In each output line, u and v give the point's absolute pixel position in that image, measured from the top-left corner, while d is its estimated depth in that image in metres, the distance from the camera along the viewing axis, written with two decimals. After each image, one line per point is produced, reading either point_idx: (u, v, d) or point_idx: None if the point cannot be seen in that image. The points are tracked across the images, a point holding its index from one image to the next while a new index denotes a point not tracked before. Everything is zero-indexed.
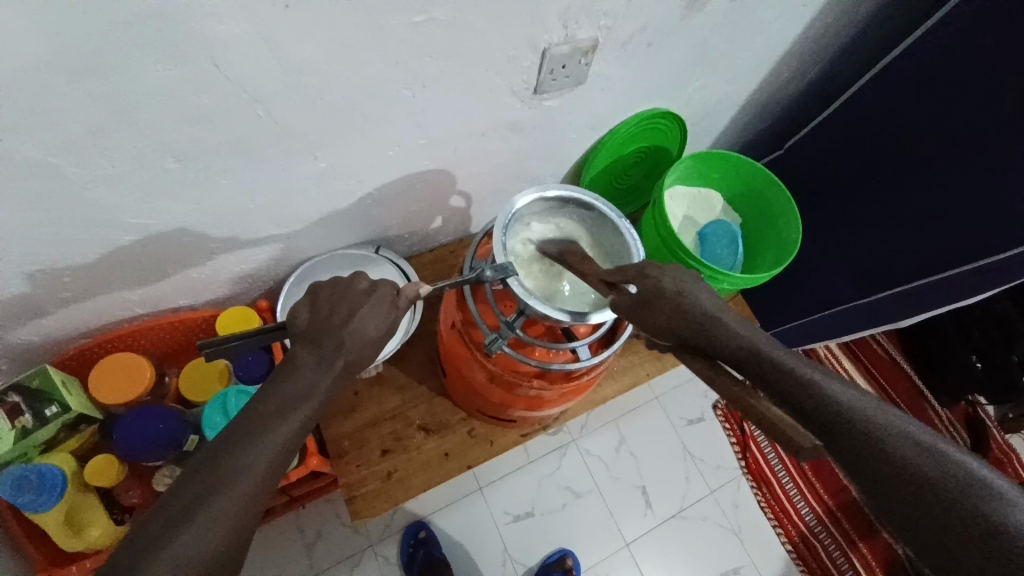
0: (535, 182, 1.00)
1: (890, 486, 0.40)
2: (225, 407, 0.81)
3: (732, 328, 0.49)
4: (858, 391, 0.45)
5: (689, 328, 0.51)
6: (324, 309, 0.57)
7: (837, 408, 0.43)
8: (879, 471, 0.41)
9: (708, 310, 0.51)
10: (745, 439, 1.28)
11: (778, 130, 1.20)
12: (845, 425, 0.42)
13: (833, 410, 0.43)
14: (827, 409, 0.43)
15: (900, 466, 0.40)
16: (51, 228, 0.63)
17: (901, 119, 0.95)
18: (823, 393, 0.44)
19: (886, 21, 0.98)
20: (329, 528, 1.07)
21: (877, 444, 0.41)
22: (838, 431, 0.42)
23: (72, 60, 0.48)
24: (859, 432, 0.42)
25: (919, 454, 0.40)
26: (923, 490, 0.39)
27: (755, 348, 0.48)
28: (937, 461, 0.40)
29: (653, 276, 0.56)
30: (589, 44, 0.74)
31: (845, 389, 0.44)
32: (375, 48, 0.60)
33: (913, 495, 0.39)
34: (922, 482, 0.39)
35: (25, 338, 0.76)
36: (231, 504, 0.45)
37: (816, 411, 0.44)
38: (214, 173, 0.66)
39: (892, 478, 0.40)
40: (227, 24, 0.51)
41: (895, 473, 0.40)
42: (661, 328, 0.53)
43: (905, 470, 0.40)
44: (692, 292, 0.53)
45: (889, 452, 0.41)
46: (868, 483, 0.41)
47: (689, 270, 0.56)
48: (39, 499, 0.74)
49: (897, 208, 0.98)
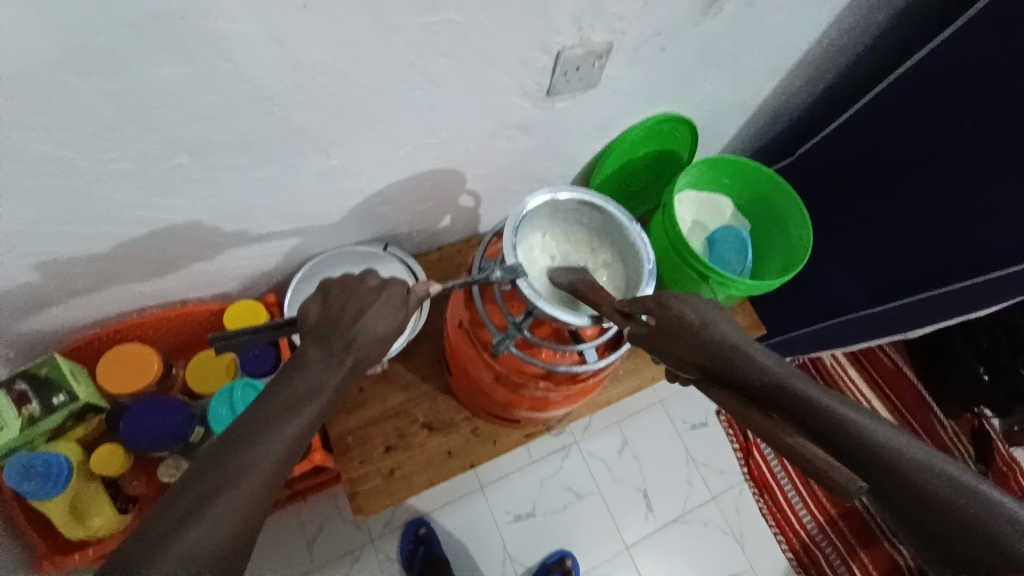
0: (544, 183, 0.99)
1: (923, 514, 0.44)
2: (231, 401, 0.81)
3: (760, 361, 0.50)
4: (877, 421, 0.47)
5: (717, 361, 0.51)
6: (334, 304, 0.57)
7: (867, 441, 0.45)
8: (916, 501, 0.44)
9: (733, 344, 0.51)
10: (748, 446, 1.28)
11: (789, 135, 1.19)
12: (876, 457, 0.45)
13: (865, 444, 0.45)
14: (859, 444, 0.45)
15: (932, 495, 0.44)
16: (60, 222, 0.63)
17: (914, 129, 0.94)
18: (851, 426, 0.46)
19: (901, 28, 0.97)
20: (331, 524, 1.07)
21: (909, 476, 0.44)
22: (871, 466, 0.45)
23: (78, 58, 0.48)
24: (892, 466, 0.45)
25: (943, 482, 0.44)
26: (955, 518, 0.43)
27: (781, 381, 0.49)
28: (957, 486, 0.44)
29: (674, 308, 0.55)
30: (603, 47, 0.74)
31: (864, 418, 0.47)
32: (385, 47, 0.60)
33: (945, 520, 0.43)
34: (951, 510, 0.43)
35: (32, 329, 0.76)
36: (238, 502, 0.45)
37: (850, 447, 0.46)
38: (221, 169, 0.66)
39: (923, 507, 0.44)
40: (237, 22, 0.51)
41: (924, 501, 0.44)
42: (684, 356, 0.53)
43: (934, 500, 0.43)
44: (716, 323, 0.53)
45: (921, 483, 0.44)
46: (898, 508, 0.45)
47: (700, 296, 0.57)
48: (43, 487, 0.74)
49: (908, 217, 0.97)
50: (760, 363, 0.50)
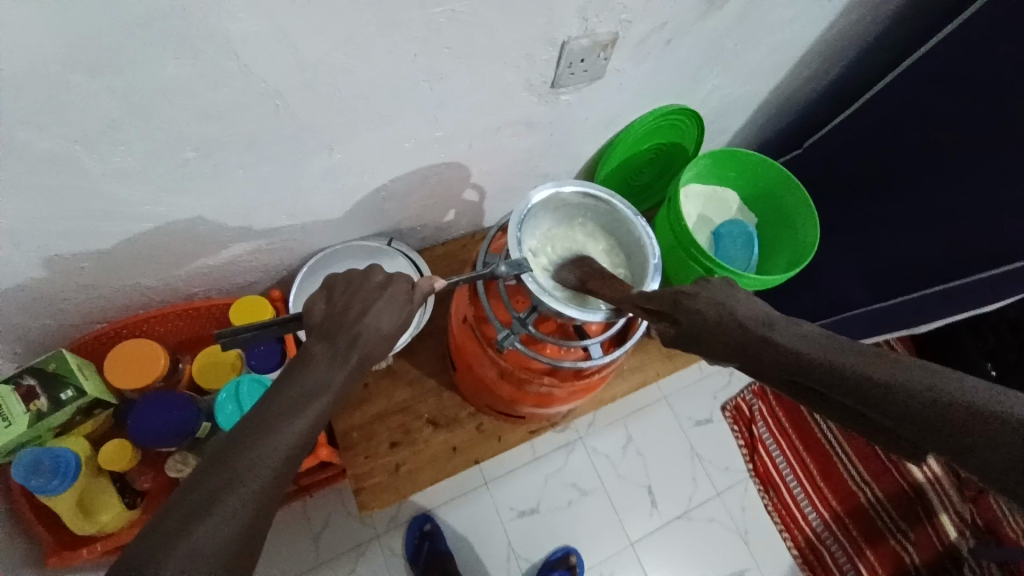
0: (548, 178, 0.99)
1: (954, 443, 0.39)
2: (237, 397, 0.81)
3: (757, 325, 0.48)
4: (886, 358, 0.43)
5: (718, 336, 0.50)
6: (340, 301, 0.58)
7: (868, 381, 0.42)
8: (940, 435, 0.39)
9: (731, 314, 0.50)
10: (754, 443, 1.28)
11: (794, 130, 1.19)
12: (888, 396, 0.41)
13: (869, 386, 0.42)
14: (866, 388, 0.42)
15: (953, 423, 0.39)
16: (67, 218, 0.63)
17: (922, 123, 0.94)
18: (854, 371, 0.43)
19: (908, 21, 0.96)
20: (336, 518, 1.07)
21: (925, 409, 0.40)
22: (883, 404, 0.41)
23: (84, 54, 0.48)
24: (907, 406, 0.41)
25: (967, 406, 0.39)
26: (987, 441, 0.38)
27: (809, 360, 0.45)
28: (986, 410, 0.38)
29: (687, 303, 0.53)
30: (609, 38, 0.73)
31: (867, 358, 0.44)
32: (390, 42, 0.60)
33: (979, 446, 0.38)
34: (984, 436, 0.38)
35: (40, 324, 0.77)
36: (247, 498, 0.46)
37: (856, 392, 0.43)
38: (227, 165, 0.66)
39: (951, 435, 0.39)
40: (243, 18, 0.51)
41: (950, 430, 0.39)
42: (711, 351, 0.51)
43: (961, 426, 0.39)
44: (725, 302, 0.51)
45: (939, 413, 0.39)
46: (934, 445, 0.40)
47: (720, 284, 0.53)
48: (51, 483, 0.74)
49: (914, 212, 0.96)
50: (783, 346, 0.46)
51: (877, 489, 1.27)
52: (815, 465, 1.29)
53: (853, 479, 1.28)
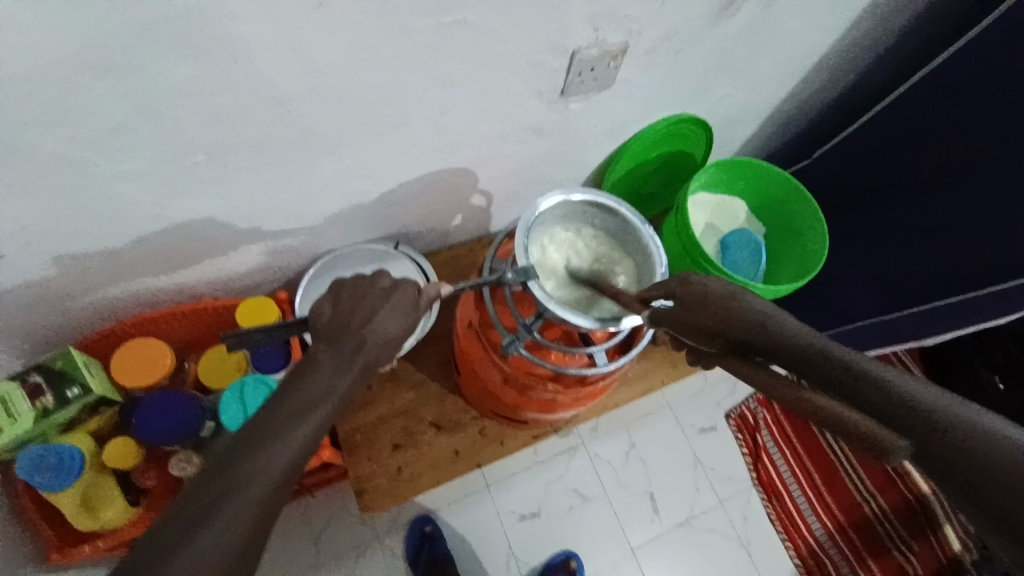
0: (557, 184, 0.99)
1: (969, 475, 0.38)
2: (242, 398, 0.81)
3: (782, 321, 0.49)
4: (912, 384, 0.42)
5: (744, 329, 0.50)
6: (347, 306, 0.57)
7: (902, 398, 0.41)
8: (944, 456, 0.38)
9: (762, 308, 0.50)
10: (757, 451, 1.27)
11: (805, 139, 1.18)
12: (906, 407, 0.40)
13: (883, 393, 0.41)
14: (879, 395, 0.41)
15: (972, 450, 0.38)
16: (77, 217, 0.63)
17: (934, 135, 0.93)
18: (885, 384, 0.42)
19: (920, 36, 0.96)
20: (338, 519, 1.08)
21: (935, 427, 0.39)
22: (898, 413, 0.40)
23: (98, 58, 0.48)
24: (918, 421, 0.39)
25: (990, 438, 0.38)
26: (1002, 478, 0.37)
27: (799, 340, 0.47)
28: (1003, 441, 0.38)
29: (697, 283, 0.57)
30: (618, 48, 0.73)
31: (901, 379, 0.42)
32: (402, 48, 0.60)
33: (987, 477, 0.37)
34: (997, 470, 0.37)
35: (49, 322, 0.77)
36: (250, 505, 0.46)
37: (882, 404, 0.41)
38: (237, 168, 0.66)
39: (973, 472, 0.38)
40: (254, 24, 0.51)
41: (961, 456, 0.38)
42: (710, 330, 0.53)
43: (984, 458, 0.38)
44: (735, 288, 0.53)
45: (963, 444, 0.38)
46: (942, 474, 0.39)
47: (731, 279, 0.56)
48: (56, 480, 0.75)
49: (924, 227, 0.96)
50: (783, 325, 0.48)
51: (882, 501, 1.25)
52: (820, 475, 1.28)
53: (857, 489, 1.27)
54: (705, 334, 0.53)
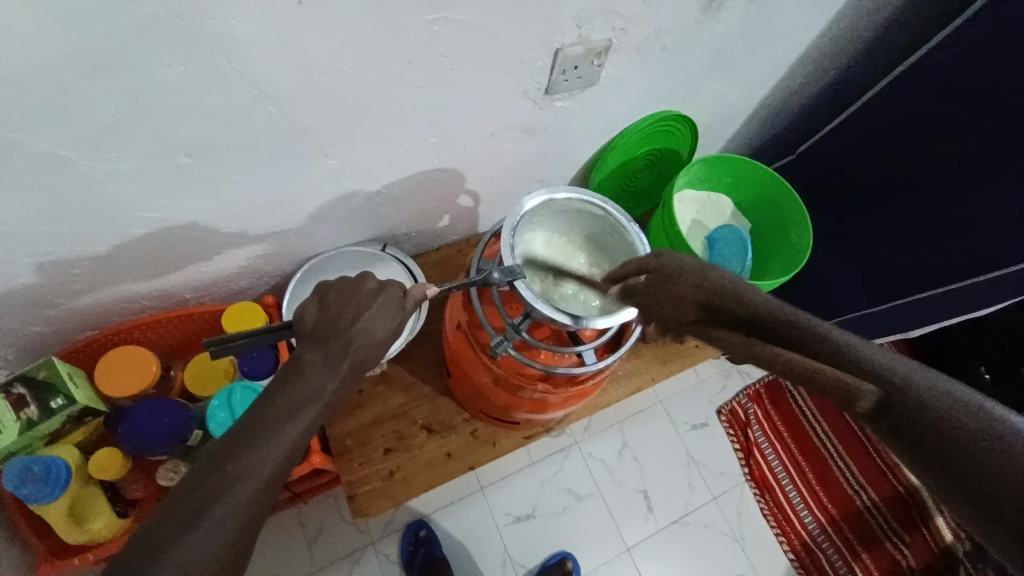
0: (545, 183, 0.99)
1: (923, 432, 0.38)
2: (230, 404, 0.81)
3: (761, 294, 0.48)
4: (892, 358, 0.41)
5: (723, 300, 0.50)
6: (331, 309, 0.57)
7: (869, 364, 0.41)
8: (912, 425, 0.38)
9: (742, 282, 0.50)
10: (750, 447, 1.28)
11: (790, 135, 1.19)
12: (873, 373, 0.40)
13: (853, 364, 0.41)
14: (852, 366, 0.41)
15: (926, 411, 0.38)
16: (61, 221, 0.63)
17: (918, 127, 0.94)
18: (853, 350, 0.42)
19: (902, 30, 0.97)
20: (331, 524, 1.07)
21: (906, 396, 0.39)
22: (863, 374, 0.40)
23: (79, 58, 0.48)
24: (890, 390, 0.39)
25: (952, 402, 0.38)
26: (956, 438, 0.37)
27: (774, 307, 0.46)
28: (963, 406, 0.38)
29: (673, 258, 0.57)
30: (604, 46, 0.74)
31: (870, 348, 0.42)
32: (387, 48, 0.60)
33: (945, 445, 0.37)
34: (960, 437, 0.37)
35: (33, 330, 0.76)
36: (238, 507, 0.46)
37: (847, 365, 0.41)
38: (223, 170, 0.66)
39: (927, 429, 0.38)
40: (238, 22, 0.51)
41: (919, 419, 0.38)
42: (686, 302, 0.53)
43: (941, 419, 0.38)
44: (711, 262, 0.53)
45: (923, 404, 0.38)
46: (899, 434, 0.39)
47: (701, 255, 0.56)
48: (42, 491, 0.73)
49: (910, 218, 0.96)
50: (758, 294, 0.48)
51: (873, 494, 1.26)
52: (811, 469, 1.29)
53: (848, 483, 1.27)
54: (684, 307, 0.53)
